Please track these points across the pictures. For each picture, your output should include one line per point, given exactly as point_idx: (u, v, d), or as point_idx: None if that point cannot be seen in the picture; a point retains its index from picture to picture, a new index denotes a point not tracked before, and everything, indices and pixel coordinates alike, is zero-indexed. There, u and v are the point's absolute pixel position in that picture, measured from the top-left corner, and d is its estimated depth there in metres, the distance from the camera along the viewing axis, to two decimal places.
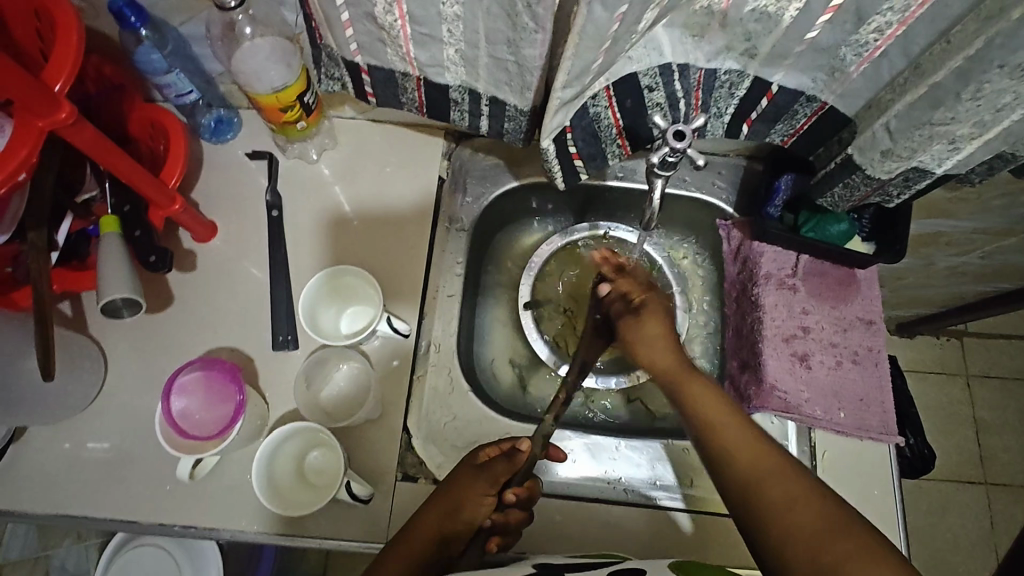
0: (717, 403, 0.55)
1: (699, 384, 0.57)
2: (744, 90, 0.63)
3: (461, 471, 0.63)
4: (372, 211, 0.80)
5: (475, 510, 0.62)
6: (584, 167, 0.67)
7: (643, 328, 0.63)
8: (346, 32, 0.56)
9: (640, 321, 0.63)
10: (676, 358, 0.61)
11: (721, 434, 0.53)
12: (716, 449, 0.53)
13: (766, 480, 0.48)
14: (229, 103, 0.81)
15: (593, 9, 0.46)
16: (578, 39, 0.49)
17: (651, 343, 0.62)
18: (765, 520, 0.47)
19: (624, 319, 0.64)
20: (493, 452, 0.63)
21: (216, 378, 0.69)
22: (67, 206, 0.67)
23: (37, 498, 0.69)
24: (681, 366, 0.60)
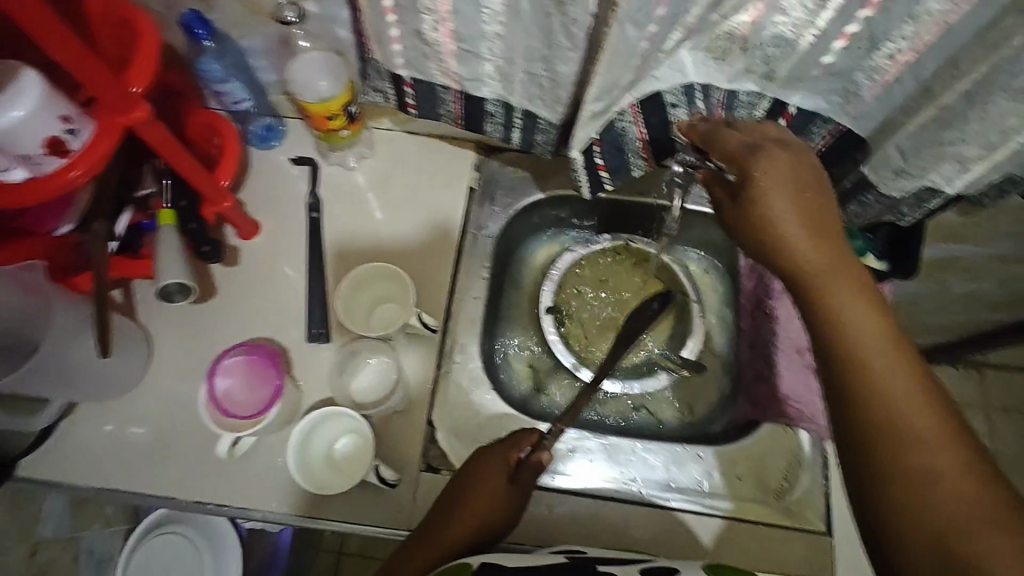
0: (862, 323, 0.49)
1: (848, 299, 0.50)
2: (762, 110, 0.67)
3: (481, 468, 0.66)
4: (407, 217, 0.84)
5: (504, 510, 0.65)
6: (610, 178, 0.71)
7: (760, 208, 0.57)
8: (394, 47, 0.62)
9: (740, 208, 0.59)
10: (819, 252, 0.53)
11: (861, 358, 0.48)
12: (847, 386, 0.48)
13: (924, 433, 0.44)
14: (277, 112, 0.87)
15: (625, 29, 0.50)
16: (610, 57, 0.52)
17: (783, 234, 0.55)
18: (898, 464, 0.44)
19: (748, 212, 0.58)
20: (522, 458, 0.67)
21: (258, 364, 0.73)
22: (127, 201, 0.73)
23: (81, 474, 0.73)
24: (825, 264, 0.53)
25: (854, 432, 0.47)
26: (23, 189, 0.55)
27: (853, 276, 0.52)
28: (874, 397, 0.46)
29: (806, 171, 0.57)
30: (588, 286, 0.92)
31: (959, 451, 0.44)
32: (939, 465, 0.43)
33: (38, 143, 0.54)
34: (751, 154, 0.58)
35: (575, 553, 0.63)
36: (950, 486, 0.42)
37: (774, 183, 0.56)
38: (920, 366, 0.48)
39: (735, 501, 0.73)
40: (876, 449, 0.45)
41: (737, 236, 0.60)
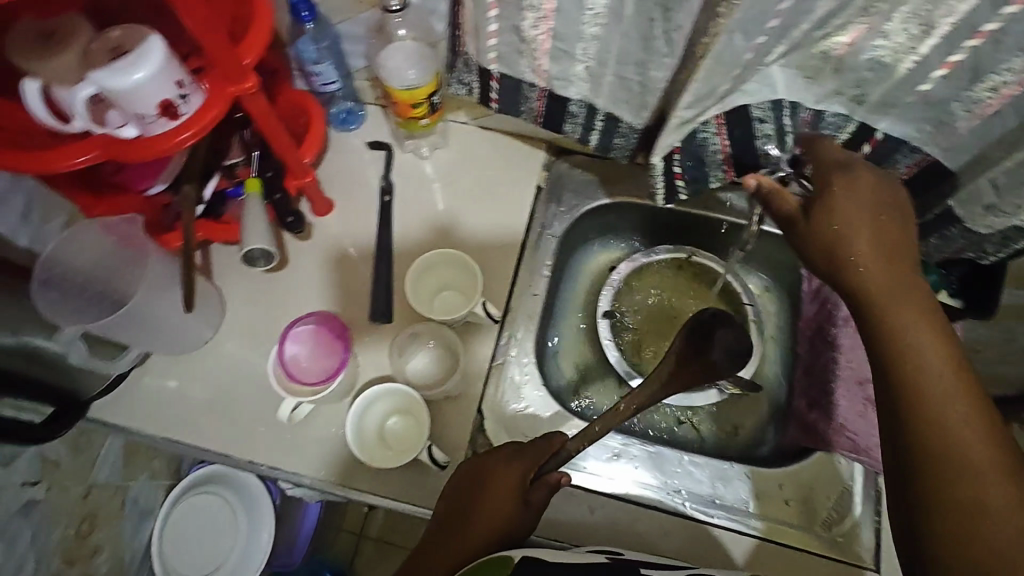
0: (920, 348, 0.50)
1: (912, 323, 0.52)
2: (848, 133, 0.67)
3: (492, 484, 0.63)
4: (472, 210, 0.86)
5: (518, 527, 0.62)
6: (685, 187, 0.72)
7: (831, 223, 0.57)
8: (490, 41, 0.63)
9: (811, 218, 0.59)
10: (886, 274, 0.55)
11: (916, 381, 0.49)
12: (900, 404, 0.50)
13: (974, 461, 0.46)
14: (358, 97, 0.89)
15: (733, 38, 0.51)
16: (713, 64, 0.54)
17: (849, 253, 0.56)
18: (943, 486, 0.46)
19: (817, 225, 0.58)
20: (540, 476, 0.64)
21: (324, 335, 0.77)
22: (217, 167, 0.77)
23: (147, 421, 0.77)
24: (890, 286, 0.54)
25: (902, 451, 0.49)
26: (136, 147, 0.59)
27: (918, 302, 0.53)
28: (929, 423, 0.48)
29: (881, 191, 0.58)
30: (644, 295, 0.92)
31: (1009, 482, 0.45)
32: (986, 492, 0.45)
33: (153, 105, 0.57)
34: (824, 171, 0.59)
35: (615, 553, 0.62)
36: (995, 516, 0.44)
37: (851, 198, 0.57)
38: (978, 395, 0.49)
39: (777, 525, 0.73)
40: (921, 470, 0.47)
41: (800, 247, 0.61)
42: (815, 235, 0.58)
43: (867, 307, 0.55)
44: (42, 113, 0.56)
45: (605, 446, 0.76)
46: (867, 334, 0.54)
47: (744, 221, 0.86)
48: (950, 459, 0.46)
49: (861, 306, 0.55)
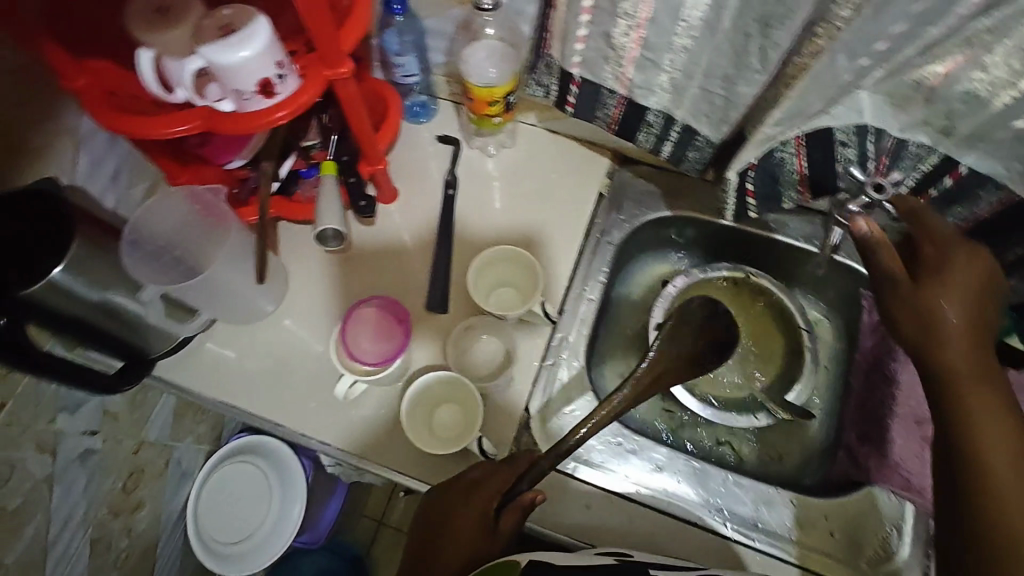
0: (992, 426, 0.57)
1: (988, 405, 0.58)
2: (930, 165, 0.65)
3: (467, 509, 0.64)
4: (532, 210, 0.87)
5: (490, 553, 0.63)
6: (757, 204, 0.74)
7: (938, 304, 0.63)
8: (577, 46, 0.64)
9: (917, 288, 0.64)
10: (974, 358, 0.61)
11: (982, 450, 0.56)
12: (966, 466, 0.56)
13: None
14: (432, 92, 0.91)
15: (837, 57, 0.53)
16: (810, 82, 0.56)
17: (945, 332, 0.62)
18: (1001, 543, 0.52)
19: (923, 300, 0.64)
20: (515, 498, 0.64)
21: (387, 319, 0.78)
22: (293, 147, 0.79)
23: (209, 385, 0.81)
24: (976, 371, 0.61)
25: (963, 507, 0.55)
26: (231, 120, 0.62)
27: (997, 394, 0.59)
28: (990, 489, 0.54)
29: (980, 284, 0.64)
30: None
31: None
32: None
33: (253, 83, 0.59)
34: (930, 247, 0.65)
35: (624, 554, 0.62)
36: None
37: (956, 287, 0.63)
38: None
39: (816, 555, 0.72)
40: (978, 526, 0.54)
41: (894, 313, 0.66)
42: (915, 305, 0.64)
43: (948, 384, 0.61)
44: (150, 80, 0.59)
45: (650, 457, 0.77)
46: (942, 402, 0.61)
47: (816, 250, 0.85)
48: (1006, 520, 0.52)
49: (945, 381, 0.62)
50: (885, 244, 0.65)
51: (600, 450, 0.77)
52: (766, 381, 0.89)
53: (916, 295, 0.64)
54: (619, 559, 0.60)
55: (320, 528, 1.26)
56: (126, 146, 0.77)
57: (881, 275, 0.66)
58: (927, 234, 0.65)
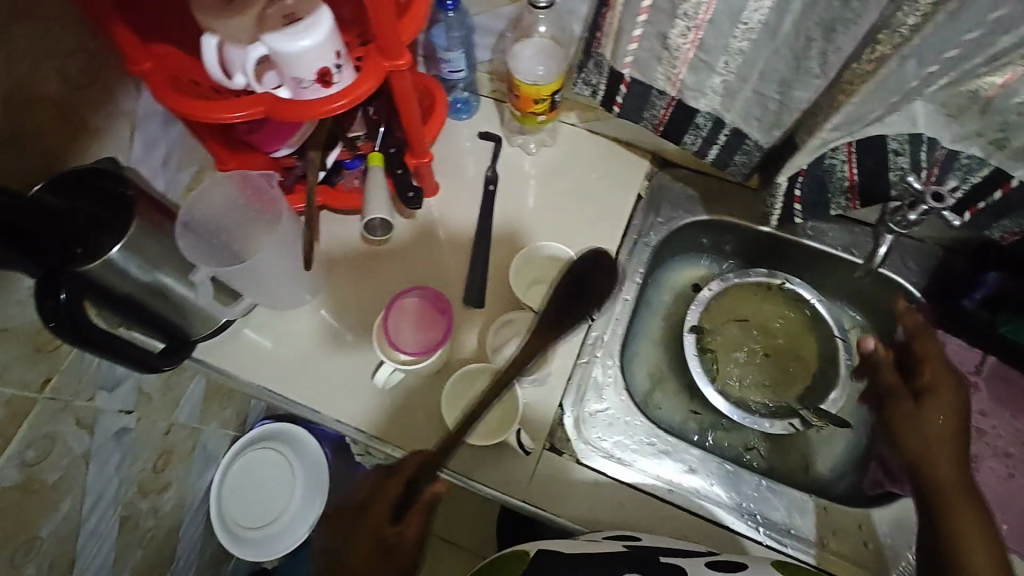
0: (976, 525, 0.61)
1: (967, 505, 0.63)
2: (980, 177, 0.65)
3: (368, 530, 0.64)
4: (570, 209, 0.87)
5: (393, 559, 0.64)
6: (802, 211, 0.75)
7: (932, 420, 0.70)
8: (630, 46, 0.64)
9: (916, 406, 0.72)
10: (958, 467, 0.66)
11: (960, 544, 0.60)
12: (950, 557, 0.60)
13: None
14: (475, 89, 0.92)
15: (904, 63, 0.53)
16: (873, 87, 0.56)
17: (938, 442, 0.68)
18: None
19: (918, 414, 0.71)
20: (412, 503, 0.66)
21: (428, 310, 0.79)
22: (341, 138, 0.81)
23: (248, 368, 0.82)
24: (963, 480, 0.65)
25: None
26: (287, 107, 0.63)
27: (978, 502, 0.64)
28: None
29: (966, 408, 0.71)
30: (731, 316, 0.91)
31: None
32: None
33: (312, 72, 0.60)
34: (928, 375, 0.74)
35: (632, 541, 0.65)
36: None
37: (947, 406, 0.71)
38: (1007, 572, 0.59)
39: (848, 564, 0.71)
40: None
41: (893, 425, 0.73)
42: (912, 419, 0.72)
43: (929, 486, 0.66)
44: (213, 65, 0.61)
45: (681, 458, 0.77)
46: (923, 497, 0.66)
47: (860, 261, 0.85)
48: None
49: (927, 481, 0.67)
50: (889, 362, 0.78)
51: (632, 449, 0.78)
52: (802, 387, 0.88)
53: (907, 413, 0.72)
54: (626, 547, 0.62)
55: None
56: (179, 130, 0.79)
57: (885, 389, 0.76)
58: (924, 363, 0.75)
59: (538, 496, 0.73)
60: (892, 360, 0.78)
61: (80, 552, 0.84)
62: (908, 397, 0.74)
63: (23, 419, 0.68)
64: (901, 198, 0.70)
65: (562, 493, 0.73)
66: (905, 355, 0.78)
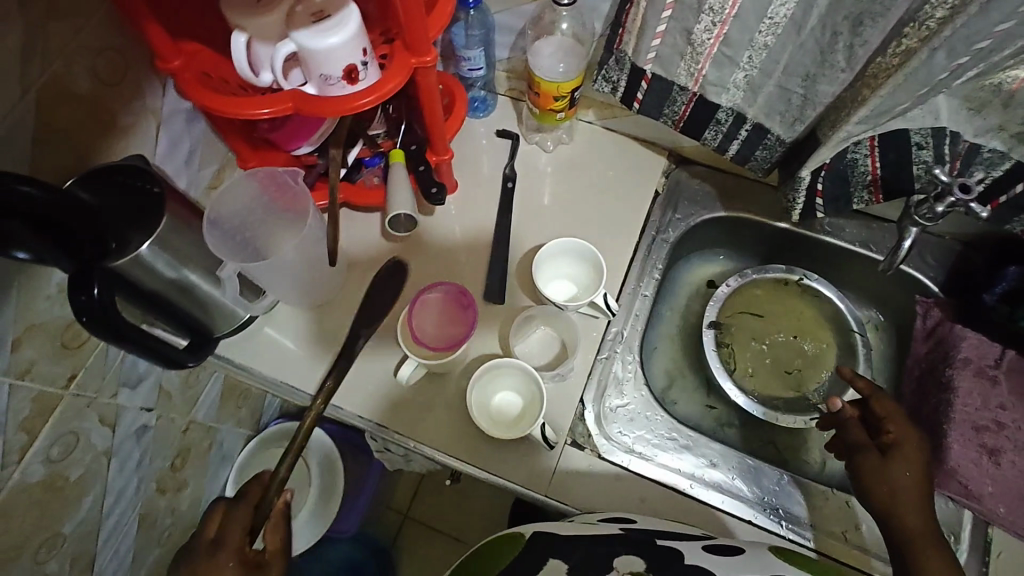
0: None
1: (939, 561, 0.61)
2: (1003, 170, 0.65)
3: (226, 560, 0.60)
4: (587, 205, 0.87)
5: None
6: (824, 206, 0.75)
7: (899, 475, 0.66)
8: (653, 42, 0.65)
9: (883, 460, 0.67)
10: (925, 522, 0.63)
11: None
12: None
13: None
14: (492, 88, 0.93)
15: (934, 55, 0.53)
16: (900, 81, 0.56)
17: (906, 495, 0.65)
18: None
19: (887, 468, 0.66)
20: (268, 518, 0.64)
21: (451, 308, 0.79)
22: (360, 135, 0.81)
23: (269, 363, 0.83)
24: (930, 528, 0.63)
25: None
26: (313, 105, 0.62)
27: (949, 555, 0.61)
28: None
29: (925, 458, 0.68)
30: (747, 312, 0.92)
31: None
32: None
33: (339, 68, 0.61)
34: (896, 431, 0.69)
35: (628, 523, 0.63)
36: None
37: (913, 458, 0.67)
38: None
39: (864, 555, 0.71)
40: None
41: (862, 479, 0.68)
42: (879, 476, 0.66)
43: (902, 542, 0.63)
44: (242, 63, 0.62)
45: (703, 453, 0.77)
46: (897, 553, 0.64)
47: (880, 258, 0.85)
48: None
49: (896, 539, 0.64)
50: (856, 420, 0.73)
51: (651, 443, 0.78)
52: (826, 374, 0.89)
53: (871, 469, 0.67)
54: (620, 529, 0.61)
55: (354, 514, 1.22)
56: (202, 128, 0.79)
57: (851, 445, 0.71)
58: (885, 406, 0.71)
59: (559, 488, 0.73)
60: (858, 417, 0.73)
61: (101, 549, 0.85)
62: (875, 451, 0.69)
63: (49, 415, 0.69)
64: (924, 188, 0.69)
65: (585, 489, 0.73)
66: (867, 413, 0.73)
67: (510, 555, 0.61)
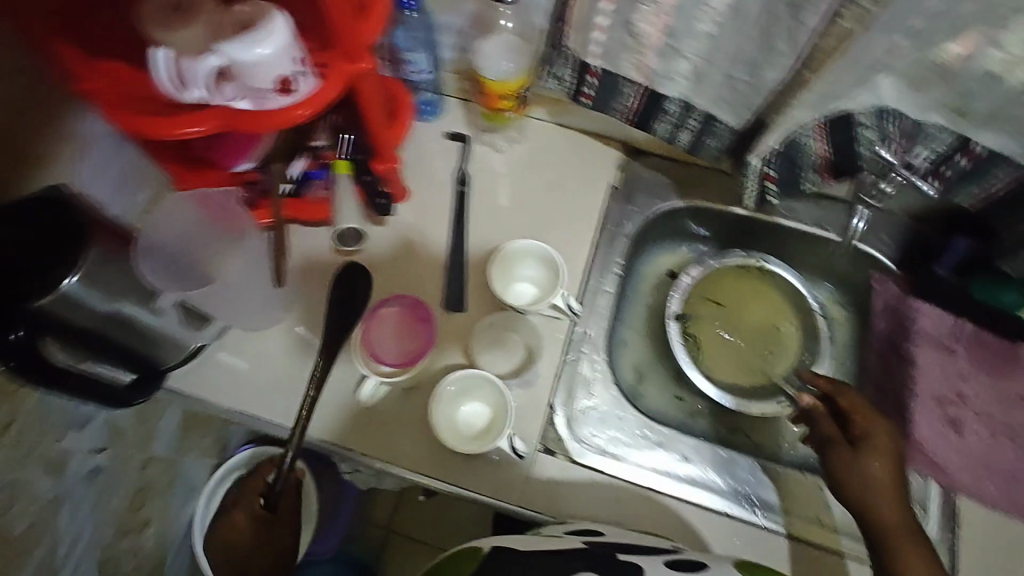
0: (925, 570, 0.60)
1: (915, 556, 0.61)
2: (945, 146, 0.66)
3: (247, 514, 0.75)
4: (544, 204, 0.86)
5: (272, 533, 0.76)
6: (776, 190, 0.75)
7: (873, 467, 0.66)
8: (596, 35, 0.63)
9: (856, 453, 0.67)
10: (899, 514, 0.64)
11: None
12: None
13: None
14: (439, 89, 0.89)
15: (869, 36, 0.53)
16: (841, 61, 0.56)
17: (873, 483, 0.65)
18: None
19: (858, 465, 0.66)
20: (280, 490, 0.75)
21: (408, 321, 0.77)
22: (304, 148, 0.78)
23: (219, 393, 0.78)
24: (899, 512, 0.64)
25: None
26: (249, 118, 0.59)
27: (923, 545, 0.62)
28: None
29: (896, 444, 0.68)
30: (711, 300, 0.92)
31: None
32: None
33: (271, 80, 0.57)
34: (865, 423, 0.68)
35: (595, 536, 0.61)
36: None
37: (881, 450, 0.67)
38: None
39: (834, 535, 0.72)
40: None
41: (834, 472, 0.68)
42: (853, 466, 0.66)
43: (875, 527, 0.64)
44: (165, 76, 0.54)
45: (676, 448, 0.78)
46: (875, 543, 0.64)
47: (836, 238, 0.85)
48: None
49: (871, 528, 0.64)
50: (823, 413, 0.73)
51: (629, 441, 0.79)
52: (796, 356, 0.90)
53: (843, 462, 0.67)
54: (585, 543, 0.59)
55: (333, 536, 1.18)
56: (132, 149, 0.75)
57: (822, 439, 0.71)
58: (850, 400, 0.71)
59: (534, 497, 0.72)
60: (829, 412, 0.73)
61: None
62: (846, 443, 0.69)
63: None
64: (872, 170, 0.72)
65: (560, 495, 0.72)
66: (835, 409, 0.73)
67: (469, 568, 0.59)
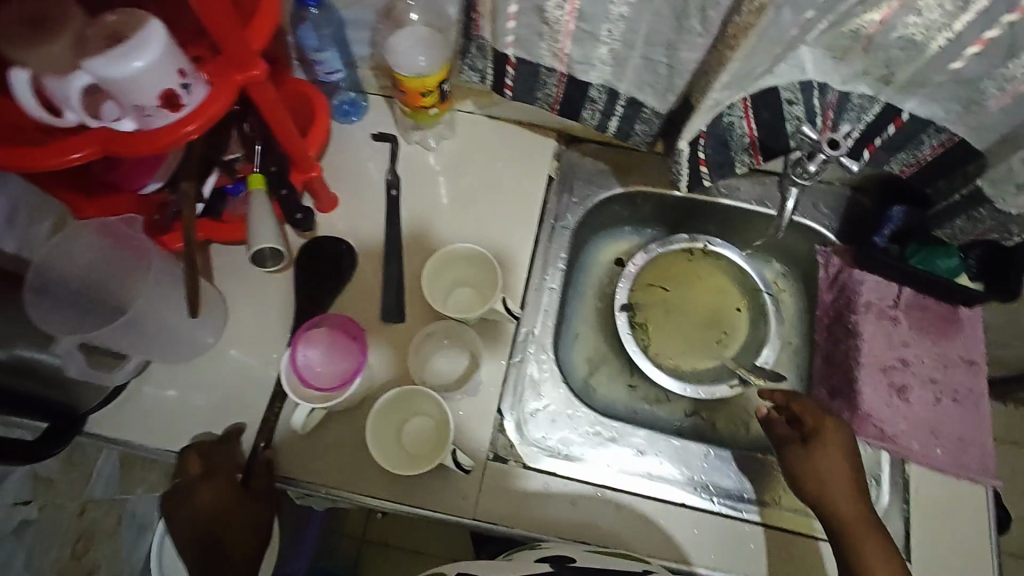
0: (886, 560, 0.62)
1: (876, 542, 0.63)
2: (873, 115, 0.65)
3: (219, 486, 0.68)
4: (480, 202, 0.82)
5: (245, 509, 0.68)
6: (711, 173, 0.72)
7: (826, 463, 0.67)
8: (508, 24, 0.59)
9: (809, 453, 0.68)
10: (859, 509, 0.65)
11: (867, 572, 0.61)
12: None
13: None
14: (361, 87, 0.86)
15: (782, 12, 0.51)
16: (757, 42, 0.54)
17: (831, 479, 0.66)
18: None
19: (812, 460, 0.67)
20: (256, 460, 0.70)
21: (339, 338, 0.72)
22: (214, 162, 0.72)
23: (148, 433, 0.73)
24: (857, 504, 0.65)
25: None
26: (131, 140, 0.53)
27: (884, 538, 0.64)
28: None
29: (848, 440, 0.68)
30: (659, 286, 0.91)
31: None
32: None
33: (154, 95, 0.52)
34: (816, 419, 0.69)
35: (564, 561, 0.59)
36: None
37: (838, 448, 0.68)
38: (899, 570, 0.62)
39: (795, 514, 0.72)
40: None
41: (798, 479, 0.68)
42: (813, 466, 0.67)
43: (834, 517, 0.65)
44: (31, 102, 0.51)
45: (630, 442, 0.76)
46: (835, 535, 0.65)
47: (774, 213, 0.85)
48: None
49: (830, 517, 0.65)
50: (783, 420, 0.73)
51: (580, 440, 0.76)
52: (748, 335, 0.89)
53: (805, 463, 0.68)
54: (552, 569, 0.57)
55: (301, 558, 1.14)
56: None
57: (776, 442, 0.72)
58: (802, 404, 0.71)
59: (491, 508, 0.70)
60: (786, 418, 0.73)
61: None
62: (798, 442, 0.70)
63: None
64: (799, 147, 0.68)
65: (519, 502, 0.70)
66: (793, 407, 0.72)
67: None
